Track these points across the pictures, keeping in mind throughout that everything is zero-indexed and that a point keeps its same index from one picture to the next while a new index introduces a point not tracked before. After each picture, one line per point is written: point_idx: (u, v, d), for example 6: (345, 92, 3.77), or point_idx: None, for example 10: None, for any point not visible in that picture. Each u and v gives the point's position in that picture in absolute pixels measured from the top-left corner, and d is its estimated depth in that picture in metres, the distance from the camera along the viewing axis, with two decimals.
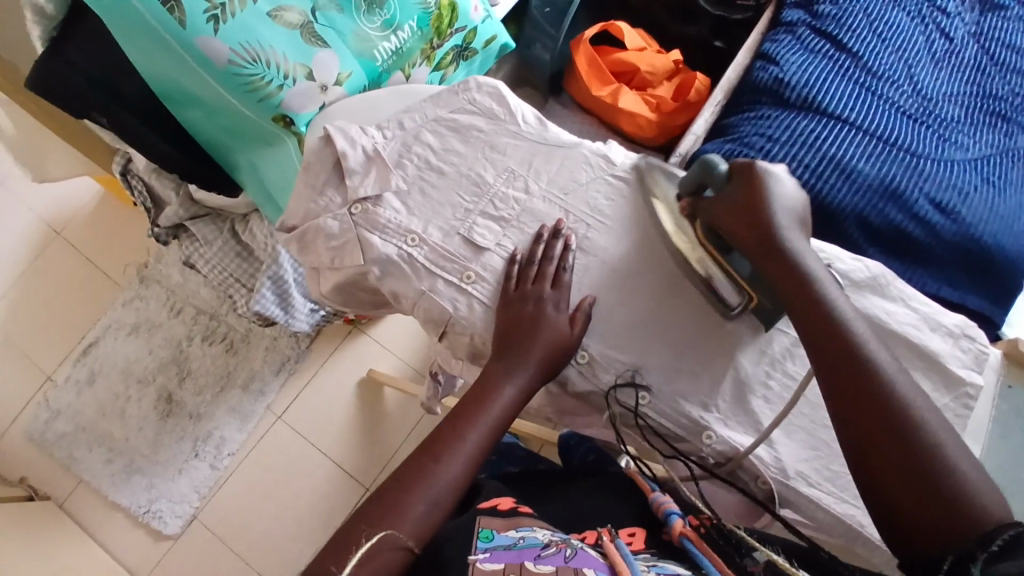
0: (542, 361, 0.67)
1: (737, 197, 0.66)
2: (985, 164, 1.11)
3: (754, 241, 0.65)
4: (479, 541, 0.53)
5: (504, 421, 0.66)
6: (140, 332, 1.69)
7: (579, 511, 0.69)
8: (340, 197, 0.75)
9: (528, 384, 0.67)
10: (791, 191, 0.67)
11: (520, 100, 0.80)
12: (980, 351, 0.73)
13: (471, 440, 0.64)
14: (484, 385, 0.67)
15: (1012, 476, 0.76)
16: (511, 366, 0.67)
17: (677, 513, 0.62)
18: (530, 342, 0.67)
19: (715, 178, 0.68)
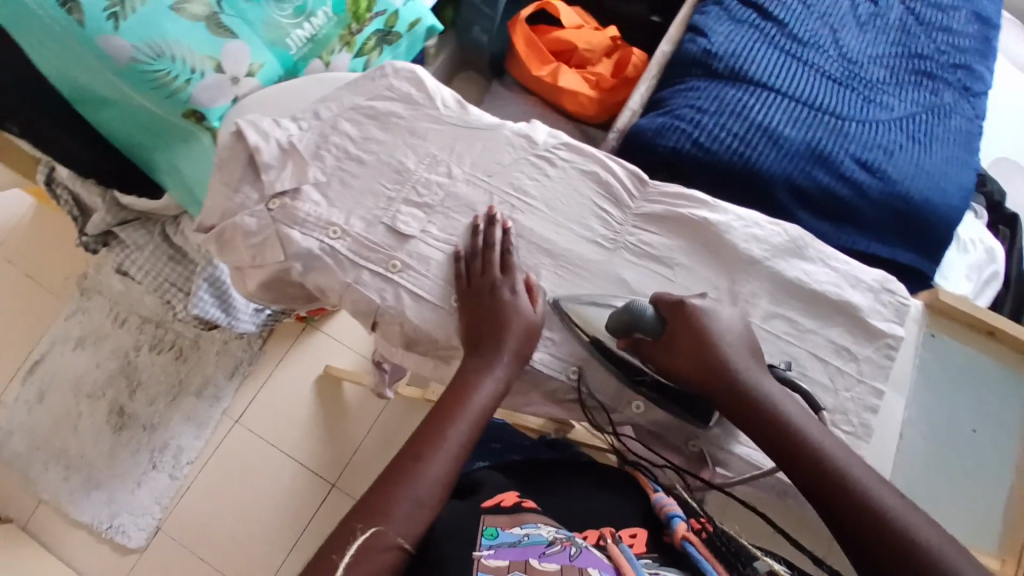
0: (517, 351, 0.67)
1: (681, 352, 0.66)
2: (910, 123, 1.15)
3: (716, 389, 0.65)
4: (484, 539, 0.55)
5: (484, 415, 0.65)
6: (85, 345, 1.64)
7: (578, 506, 0.68)
8: (256, 193, 0.74)
9: (506, 377, 0.66)
10: (730, 320, 0.68)
11: (439, 83, 0.79)
12: (900, 303, 0.77)
13: (452, 437, 0.63)
14: (459, 380, 0.66)
15: (943, 422, 0.78)
16: (485, 358, 0.66)
17: (679, 517, 0.63)
18: (502, 333, 0.67)
19: (646, 327, 0.66)
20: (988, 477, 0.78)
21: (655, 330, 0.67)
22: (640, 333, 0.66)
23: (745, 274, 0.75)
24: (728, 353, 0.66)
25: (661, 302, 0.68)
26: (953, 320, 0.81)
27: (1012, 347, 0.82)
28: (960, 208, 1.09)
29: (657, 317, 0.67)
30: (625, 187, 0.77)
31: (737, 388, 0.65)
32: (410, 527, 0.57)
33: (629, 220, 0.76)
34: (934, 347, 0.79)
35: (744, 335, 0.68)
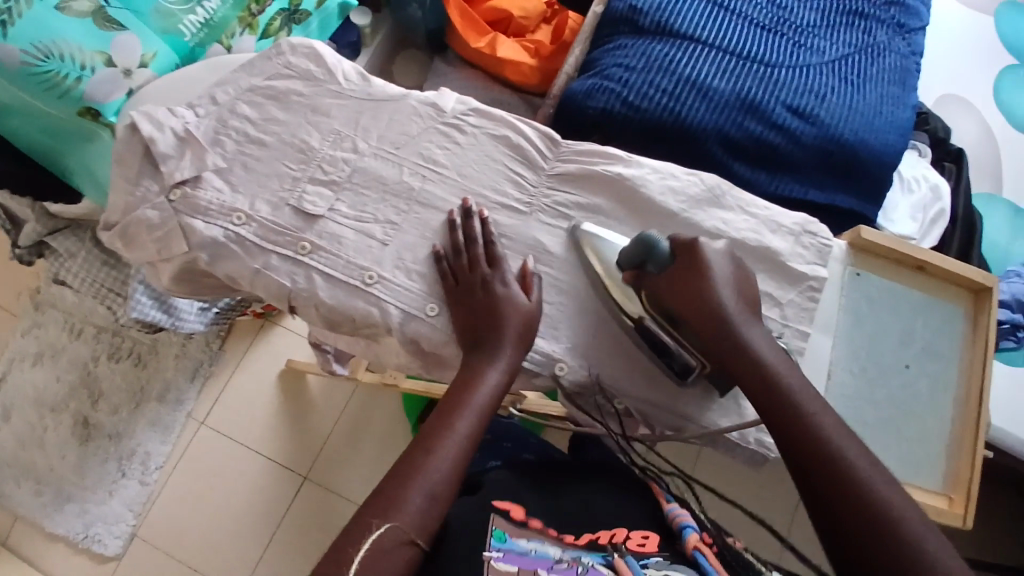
0: (519, 340, 0.66)
1: (679, 279, 0.66)
2: (843, 64, 1.13)
3: (704, 327, 0.65)
4: (494, 540, 0.58)
5: (491, 408, 0.63)
6: (43, 360, 1.60)
7: (594, 512, 0.70)
8: (157, 185, 0.72)
9: (510, 368, 0.65)
10: (730, 265, 0.67)
11: (339, 56, 0.77)
12: (822, 245, 0.77)
13: (459, 428, 0.61)
14: (465, 375, 0.65)
15: (874, 363, 0.77)
16: (490, 349, 0.65)
17: (692, 528, 0.66)
18: (500, 326, 0.66)
19: (655, 258, 0.67)
20: (929, 412, 0.78)
21: (663, 260, 0.67)
22: (650, 265, 0.67)
23: (661, 228, 0.75)
24: (724, 294, 0.65)
25: (673, 238, 0.68)
26: (878, 257, 0.81)
27: (940, 279, 0.82)
28: (897, 147, 1.09)
29: (668, 250, 0.68)
30: (538, 149, 0.76)
31: (730, 330, 0.64)
32: (425, 522, 0.56)
33: (543, 181, 0.75)
34: (861, 286, 0.79)
35: (739, 283, 0.67)
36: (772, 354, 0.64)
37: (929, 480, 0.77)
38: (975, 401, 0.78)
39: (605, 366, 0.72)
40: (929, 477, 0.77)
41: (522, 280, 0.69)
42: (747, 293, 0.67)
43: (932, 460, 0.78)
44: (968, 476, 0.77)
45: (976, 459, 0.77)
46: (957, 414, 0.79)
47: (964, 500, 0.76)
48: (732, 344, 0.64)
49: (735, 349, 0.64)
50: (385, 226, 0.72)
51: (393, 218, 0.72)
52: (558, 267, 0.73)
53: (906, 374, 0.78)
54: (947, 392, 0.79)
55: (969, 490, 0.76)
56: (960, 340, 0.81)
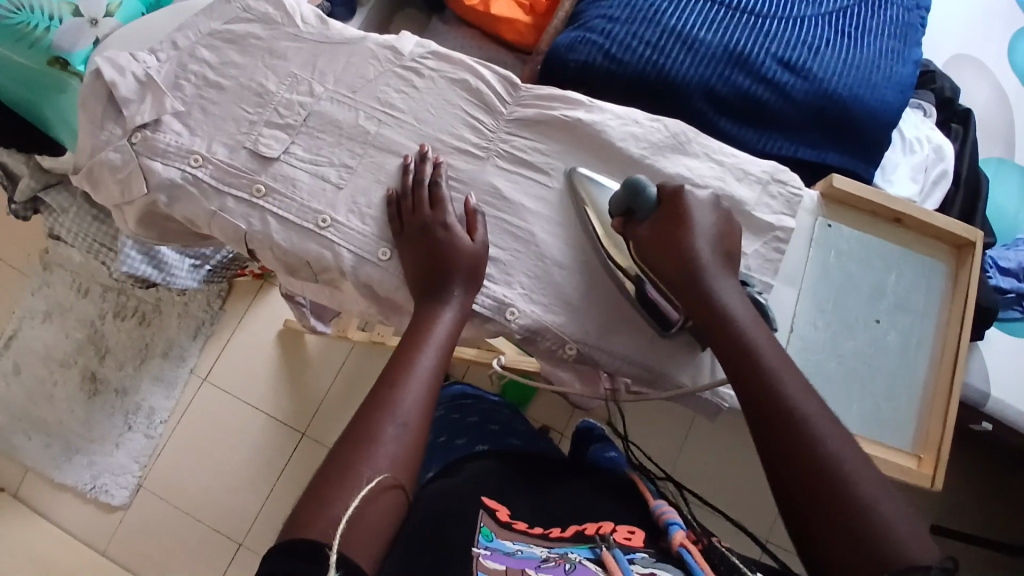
0: (467, 282, 0.66)
1: (662, 228, 0.64)
2: (839, 16, 1.09)
3: (667, 268, 0.63)
4: (482, 534, 0.59)
5: (450, 344, 0.63)
6: (52, 318, 1.63)
7: (579, 508, 0.75)
8: (120, 128, 0.73)
9: (464, 307, 0.65)
10: (711, 214, 0.65)
11: (298, 1, 0.77)
12: (791, 194, 0.74)
13: (421, 365, 0.61)
14: (418, 319, 0.64)
15: (843, 318, 0.75)
16: (438, 291, 0.65)
17: (677, 526, 0.69)
18: (450, 268, 0.65)
19: (642, 204, 0.64)
20: (900, 369, 0.76)
21: (649, 208, 0.65)
22: (637, 213, 0.65)
23: (622, 174, 0.73)
24: (699, 243, 0.63)
25: (662, 186, 0.66)
26: (853, 209, 0.78)
27: (920, 234, 0.79)
28: (895, 103, 1.04)
29: (655, 197, 0.65)
30: (497, 94, 0.74)
31: (697, 274, 0.62)
32: (397, 457, 0.55)
33: (501, 126, 0.74)
34: (832, 238, 0.76)
35: (721, 232, 0.65)
36: (734, 296, 0.62)
37: (897, 440, 0.75)
38: (949, 359, 0.76)
39: (560, 314, 0.70)
40: (897, 436, 0.75)
41: (470, 221, 0.68)
42: (728, 254, 0.64)
43: (903, 419, 0.75)
44: (939, 435, 0.74)
45: (948, 418, 0.74)
46: (929, 371, 0.77)
47: (933, 459, 0.74)
48: (700, 289, 0.62)
49: (699, 291, 0.62)
50: (340, 169, 0.72)
51: (348, 161, 0.72)
52: (515, 212, 0.72)
53: (877, 328, 0.76)
54: (921, 349, 0.77)
55: (938, 450, 0.74)
56: (938, 298, 0.78)
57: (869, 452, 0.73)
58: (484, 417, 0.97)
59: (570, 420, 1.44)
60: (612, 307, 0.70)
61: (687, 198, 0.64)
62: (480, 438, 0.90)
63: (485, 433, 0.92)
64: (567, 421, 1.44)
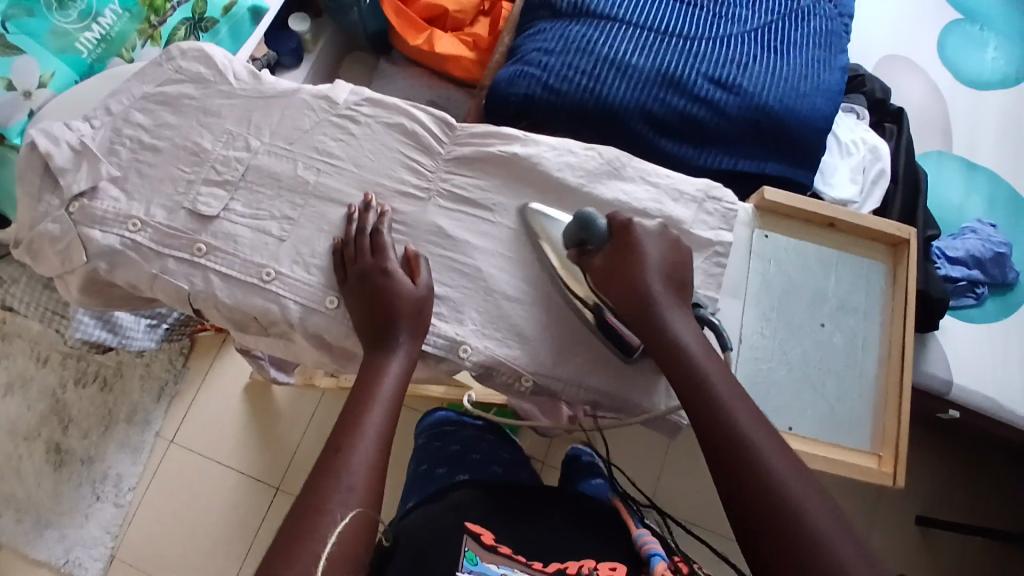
0: (413, 326, 0.66)
1: (606, 271, 0.65)
2: (765, 32, 1.13)
3: (618, 296, 0.65)
4: (465, 561, 0.65)
5: (400, 394, 0.63)
6: (15, 390, 1.56)
7: (559, 545, 0.73)
8: (58, 199, 0.72)
9: (411, 355, 0.65)
10: (656, 245, 0.66)
11: (229, 57, 0.77)
12: (726, 209, 0.76)
13: (370, 421, 0.61)
14: (367, 371, 0.64)
15: (789, 328, 0.77)
16: (385, 340, 0.65)
17: (659, 556, 0.70)
18: (394, 315, 0.65)
19: (594, 236, 0.66)
20: (850, 370, 0.78)
21: (602, 240, 0.67)
22: (590, 244, 0.67)
23: (562, 203, 0.75)
24: (646, 274, 0.64)
25: (612, 217, 0.67)
26: (788, 217, 0.80)
27: (854, 235, 0.81)
28: (826, 110, 1.08)
29: (607, 229, 0.67)
30: (433, 134, 0.76)
31: (641, 305, 0.63)
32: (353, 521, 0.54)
33: (440, 166, 0.75)
34: (769, 249, 0.79)
35: (667, 263, 0.66)
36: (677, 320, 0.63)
37: (856, 440, 0.76)
38: (897, 355, 0.78)
39: (513, 346, 0.70)
40: (855, 437, 0.76)
41: (413, 267, 0.69)
42: (679, 280, 0.66)
43: (859, 419, 0.77)
44: (895, 432, 0.76)
45: (902, 415, 0.76)
46: (878, 369, 0.79)
47: (892, 457, 0.75)
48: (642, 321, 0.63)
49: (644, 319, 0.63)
50: (282, 222, 0.72)
51: (289, 213, 0.72)
52: (461, 250, 0.72)
53: (822, 333, 0.78)
54: (868, 348, 0.79)
55: (896, 447, 0.75)
56: (880, 295, 0.80)
57: (827, 455, 0.75)
58: (465, 444, 0.96)
59: (550, 448, 1.42)
60: (565, 335, 0.71)
61: (624, 246, 0.65)
62: (460, 468, 0.92)
63: (467, 463, 0.92)
64: (547, 450, 1.42)
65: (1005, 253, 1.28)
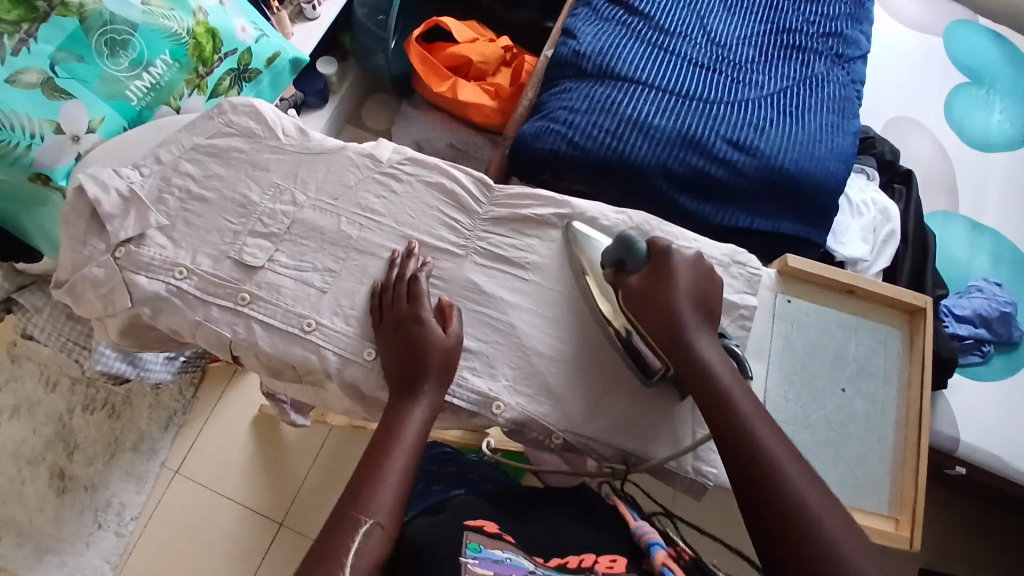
0: (439, 378, 0.67)
1: (642, 300, 0.68)
2: (781, 97, 1.17)
3: (659, 326, 0.67)
4: (469, 551, 0.54)
5: (420, 445, 0.64)
6: (20, 414, 1.49)
7: (558, 537, 0.67)
8: (103, 244, 0.74)
9: (435, 404, 0.66)
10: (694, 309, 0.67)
11: (278, 113, 0.81)
12: (751, 274, 0.78)
13: (391, 469, 0.61)
14: (390, 419, 0.65)
15: (811, 391, 0.79)
16: (410, 389, 0.66)
17: (659, 545, 0.65)
18: (423, 364, 0.67)
19: (634, 257, 0.70)
20: (869, 434, 0.79)
21: (642, 262, 0.70)
22: (628, 265, 0.70)
23: None
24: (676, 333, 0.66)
25: (652, 240, 0.70)
26: (811, 283, 0.83)
27: (873, 302, 0.84)
28: (839, 173, 1.12)
29: (647, 253, 0.70)
30: (472, 195, 0.79)
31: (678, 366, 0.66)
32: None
33: (478, 225, 0.78)
34: (791, 313, 0.81)
35: (703, 329, 0.67)
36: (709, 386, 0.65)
37: (873, 503, 0.78)
38: (914, 420, 0.80)
39: (544, 403, 0.72)
40: (872, 500, 0.78)
41: (444, 317, 0.71)
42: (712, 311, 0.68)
43: (876, 481, 0.79)
44: (913, 496, 0.77)
45: (919, 479, 0.77)
46: (897, 433, 0.80)
47: (909, 521, 0.77)
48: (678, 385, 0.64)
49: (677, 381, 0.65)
50: (324, 274, 0.74)
51: (331, 265, 0.74)
52: (496, 307, 0.75)
53: (843, 397, 0.80)
54: (887, 413, 0.80)
55: (914, 512, 0.76)
56: (896, 361, 0.82)
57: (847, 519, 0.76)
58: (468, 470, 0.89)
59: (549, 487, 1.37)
60: (596, 394, 0.73)
61: (658, 288, 0.68)
62: None
63: None
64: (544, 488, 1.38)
65: (1010, 312, 1.31)
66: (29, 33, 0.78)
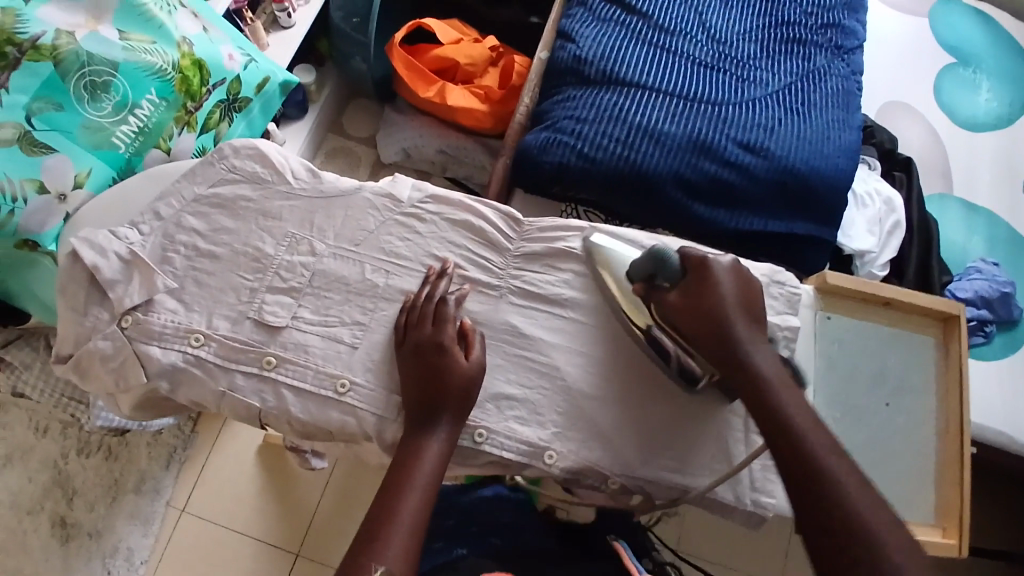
0: (457, 410, 0.64)
1: (678, 301, 0.66)
2: (787, 93, 1.14)
3: (698, 328, 0.64)
4: None
5: (437, 479, 0.61)
6: (14, 462, 1.39)
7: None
8: (107, 313, 0.67)
9: (452, 436, 0.63)
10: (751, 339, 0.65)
11: (285, 154, 0.75)
12: (790, 293, 0.76)
13: (404, 509, 0.58)
14: (405, 452, 0.62)
15: (853, 402, 0.78)
16: (427, 420, 0.63)
17: None
18: (443, 393, 0.63)
19: (667, 271, 0.67)
20: (912, 448, 0.79)
21: (675, 274, 0.67)
22: (661, 279, 0.68)
23: None
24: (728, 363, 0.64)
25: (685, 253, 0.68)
26: (847, 298, 0.81)
27: (909, 313, 0.83)
28: (849, 169, 1.09)
29: (679, 266, 0.68)
30: (501, 231, 0.75)
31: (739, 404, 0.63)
32: None
33: (510, 262, 0.74)
34: (831, 330, 0.80)
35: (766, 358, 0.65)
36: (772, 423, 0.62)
37: (919, 514, 0.77)
38: (955, 427, 0.79)
39: (596, 447, 0.69)
40: (917, 510, 0.77)
41: (466, 343, 0.67)
42: (758, 309, 0.66)
43: (920, 492, 0.78)
44: (958, 506, 0.77)
45: (964, 491, 0.77)
46: (938, 445, 0.79)
47: (956, 530, 0.76)
48: None
49: None
50: (352, 328, 0.69)
51: (359, 318, 0.70)
52: (536, 348, 0.71)
53: (885, 412, 0.79)
54: (927, 425, 0.79)
55: (960, 521, 0.76)
56: (933, 371, 0.81)
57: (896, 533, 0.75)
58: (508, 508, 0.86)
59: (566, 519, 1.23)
60: (650, 435, 0.70)
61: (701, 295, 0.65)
62: None
63: None
64: None
65: (1009, 292, 1.33)
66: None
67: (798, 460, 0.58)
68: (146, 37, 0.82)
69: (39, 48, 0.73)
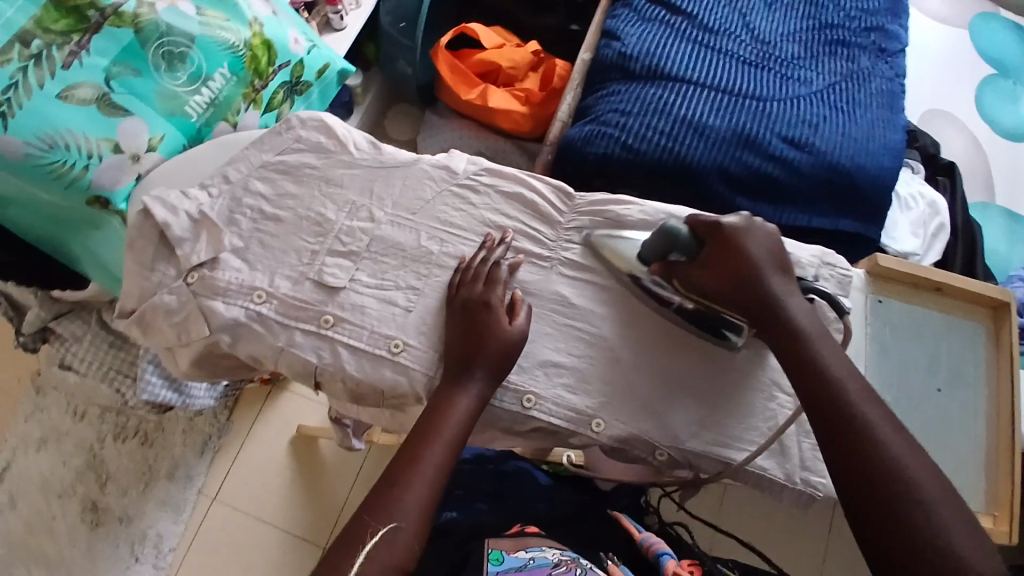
0: (490, 368, 0.65)
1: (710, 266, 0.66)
2: (831, 92, 1.15)
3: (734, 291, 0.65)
4: (492, 564, 0.60)
5: (464, 434, 0.62)
6: (47, 445, 1.40)
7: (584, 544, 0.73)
8: (173, 270, 0.70)
9: (482, 393, 0.64)
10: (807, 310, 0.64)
11: (348, 127, 0.78)
12: (843, 275, 0.76)
13: (428, 457, 0.61)
14: (436, 403, 0.63)
15: (904, 388, 0.77)
16: (462, 374, 0.64)
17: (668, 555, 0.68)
18: (478, 348, 0.65)
19: (681, 245, 0.66)
20: (965, 434, 0.77)
21: (689, 246, 0.66)
22: (676, 255, 0.67)
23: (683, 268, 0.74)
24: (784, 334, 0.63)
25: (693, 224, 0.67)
26: (898, 283, 0.81)
27: (961, 300, 0.82)
28: (893, 168, 1.09)
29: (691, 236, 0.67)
30: (553, 203, 0.76)
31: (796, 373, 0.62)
32: None
33: (561, 234, 0.75)
34: (883, 314, 0.79)
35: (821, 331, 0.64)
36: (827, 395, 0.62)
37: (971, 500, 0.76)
38: (1007, 412, 0.77)
39: (645, 420, 0.69)
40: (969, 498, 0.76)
41: (511, 308, 0.69)
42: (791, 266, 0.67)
43: (971, 480, 0.76)
44: (1009, 493, 0.75)
45: (1015, 477, 0.76)
46: (990, 430, 0.78)
47: (1007, 518, 0.75)
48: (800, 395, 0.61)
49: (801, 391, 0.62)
50: (407, 292, 0.71)
51: (415, 283, 0.71)
52: (586, 318, 0.72)
53: (939, 398, 0.78)
54: (981, 411, 0.78)
55: (1011, 508, 0.75)
56: (987, 359, 0.80)
57: None
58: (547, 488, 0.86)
59: None
60: (699, 410, 0.70)
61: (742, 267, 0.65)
62: None
63: None
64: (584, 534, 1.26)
65: None
66: (81, 45, 0.77)
67: (858, 429, 0.58)
68: (222, 15, 0.87)
69: (120, 14, 0.79)
